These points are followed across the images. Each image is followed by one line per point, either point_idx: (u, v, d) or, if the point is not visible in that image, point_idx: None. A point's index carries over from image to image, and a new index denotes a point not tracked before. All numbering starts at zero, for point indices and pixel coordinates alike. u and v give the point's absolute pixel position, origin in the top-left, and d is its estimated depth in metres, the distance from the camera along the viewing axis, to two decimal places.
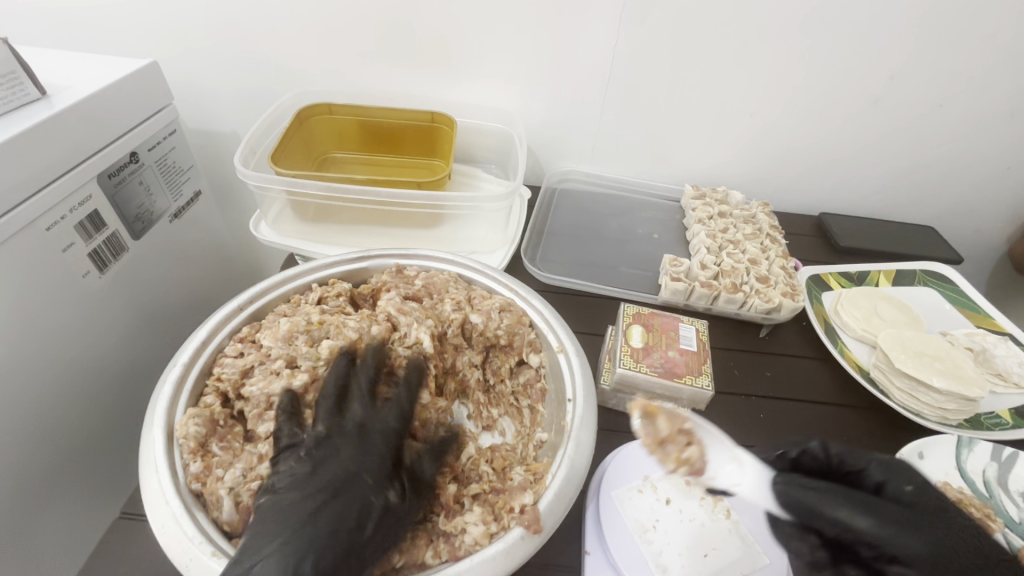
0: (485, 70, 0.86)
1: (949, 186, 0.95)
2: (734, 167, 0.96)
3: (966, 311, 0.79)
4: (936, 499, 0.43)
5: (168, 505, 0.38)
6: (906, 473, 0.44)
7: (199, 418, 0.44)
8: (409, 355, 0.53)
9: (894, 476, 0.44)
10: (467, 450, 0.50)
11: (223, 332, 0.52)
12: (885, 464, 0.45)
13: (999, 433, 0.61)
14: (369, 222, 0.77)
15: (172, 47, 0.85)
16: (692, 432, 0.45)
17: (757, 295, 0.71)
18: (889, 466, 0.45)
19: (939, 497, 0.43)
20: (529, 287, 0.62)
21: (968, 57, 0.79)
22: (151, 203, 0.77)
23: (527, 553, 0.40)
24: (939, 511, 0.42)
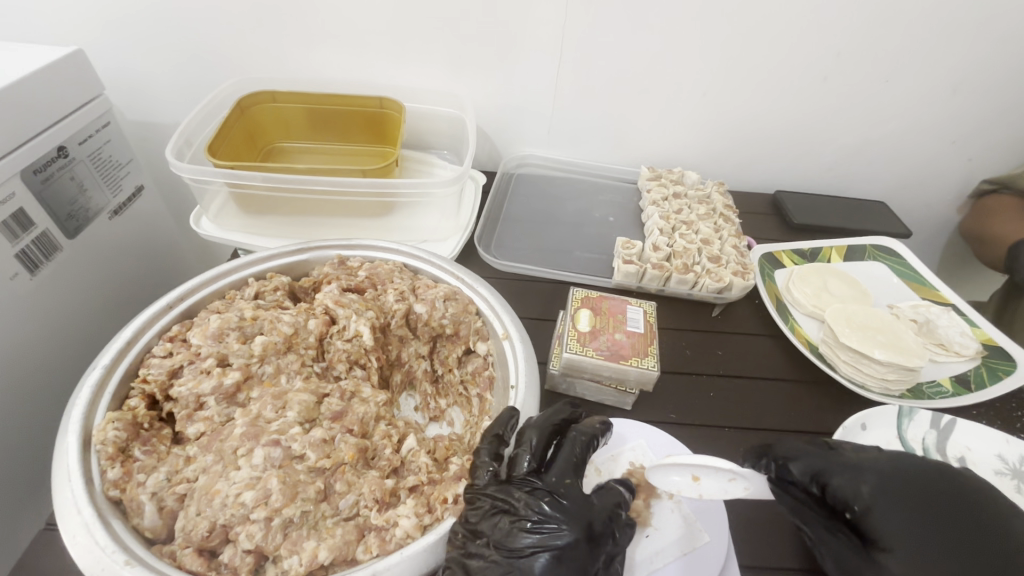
0: (433, 52, 0.84)
1: (898, 162, 0.97)
2: (690, 147, 0.96)
3: (913, 284, 0.81)
4: (895, 515, 0.42)
5: (80, 514, 0.37)
6: (860, 487, 0.43)
7: (120, 422, 0.42)
8: (347, 348, 0.52)
9: (850, 490, 0.43)
10: (407, 442, 0.47)
11: (151, 332, 0.50)
12: (848, 475, 0.44)
13: (939, 401, 0.63)
14: (314, 213, 0.75)
15: (101, 33, 0.81)
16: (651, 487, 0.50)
17: (708, 274, 0.72)
18: (848, 477, 0.44)
19: (893, 511, 0.42)
20: (475, 274, 0.61)
21: (913, 32, 0.79)
22: (86, 199, 0.74)
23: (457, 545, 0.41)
24: (890, 531, 0.41)
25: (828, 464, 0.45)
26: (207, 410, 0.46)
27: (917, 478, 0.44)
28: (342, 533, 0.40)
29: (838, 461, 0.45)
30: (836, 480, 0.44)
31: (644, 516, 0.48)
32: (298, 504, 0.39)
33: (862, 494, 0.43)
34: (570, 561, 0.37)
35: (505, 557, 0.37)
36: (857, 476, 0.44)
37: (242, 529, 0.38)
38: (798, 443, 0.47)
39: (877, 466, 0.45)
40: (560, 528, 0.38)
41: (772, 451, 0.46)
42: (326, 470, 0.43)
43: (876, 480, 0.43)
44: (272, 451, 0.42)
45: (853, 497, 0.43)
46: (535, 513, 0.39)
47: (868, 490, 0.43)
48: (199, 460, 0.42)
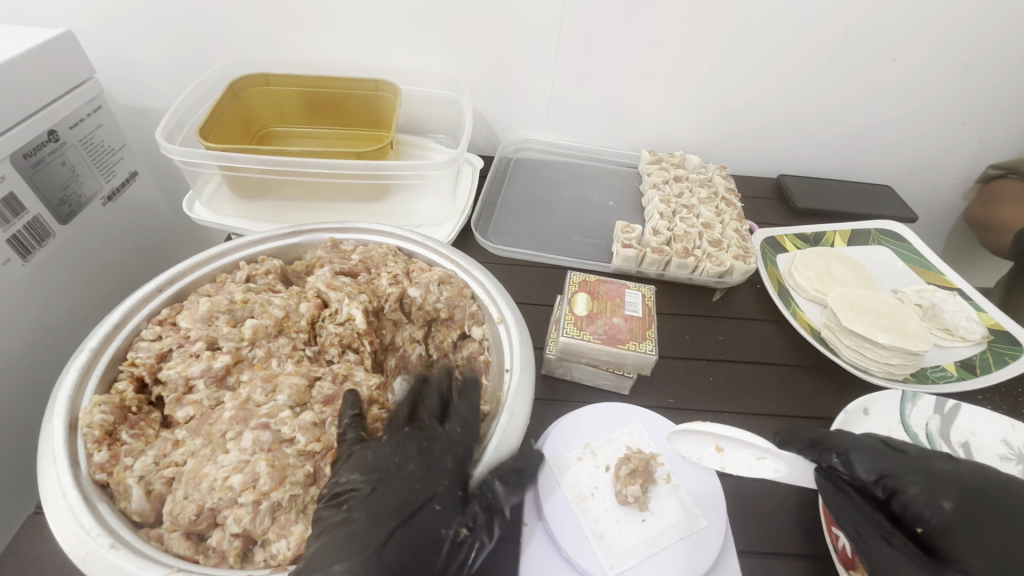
0: (429, 34, 0.82)
1: (905, 145, 0.95)
2: (693, 132, 0.94)
3: (919, 269, 0.79)
4: (974, 533, 0.42)
5: (65, 497, 0.36)
6: (942, 503, 0.43)
7: (107, 405, 0.42)
8: (340, 331, 0.51)
9: (926, 504, 0.43)
10: None
11: (139, 315, 0.49)
12: (926, 485, 0.44)
13: (943, 386, 0.62)
14: (309, 197, 0.74)
15: (91, 15, 0.79)
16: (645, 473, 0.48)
17: (709, 259, 0.70)
18: (927, 488, 0.44)
19: (969, 527, 0.42)
20: (471, 258, 0.60)
21: (922, 9, 0.77)
22: (78, 185, 0.73)
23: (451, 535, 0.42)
24: (968, 548, 0.41)
25: (904, 471, 0.45)
26: (196, 394, 0.45)
27: (1000, 498, 0.43)
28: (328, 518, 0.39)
29: (915, 467, 0.45)
30: (914, 490, 0.44)
31: (642, 501, 0.46)
32: (287, 488, 0.39)
33: (941, 510, 0.43)
34: (418, 474, 0.42)
35: (365, 481, 0.41)
36: (935, 487, 0.44)
37: (229, 512, 0.38)
38: (869, 442, 0.47)
39: (962, 480, 0.44)
40: (422, 441, 0.44)
41: (833, 442, 0.47)
42: (316, 454, 0.42)
43: (954, 494, 0.43)
44: (262, 434, 0.41)
45: (931, 510, 0.43)
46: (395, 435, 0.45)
47: (947, 504, 0.43)
48: (188, 444, 0.41)
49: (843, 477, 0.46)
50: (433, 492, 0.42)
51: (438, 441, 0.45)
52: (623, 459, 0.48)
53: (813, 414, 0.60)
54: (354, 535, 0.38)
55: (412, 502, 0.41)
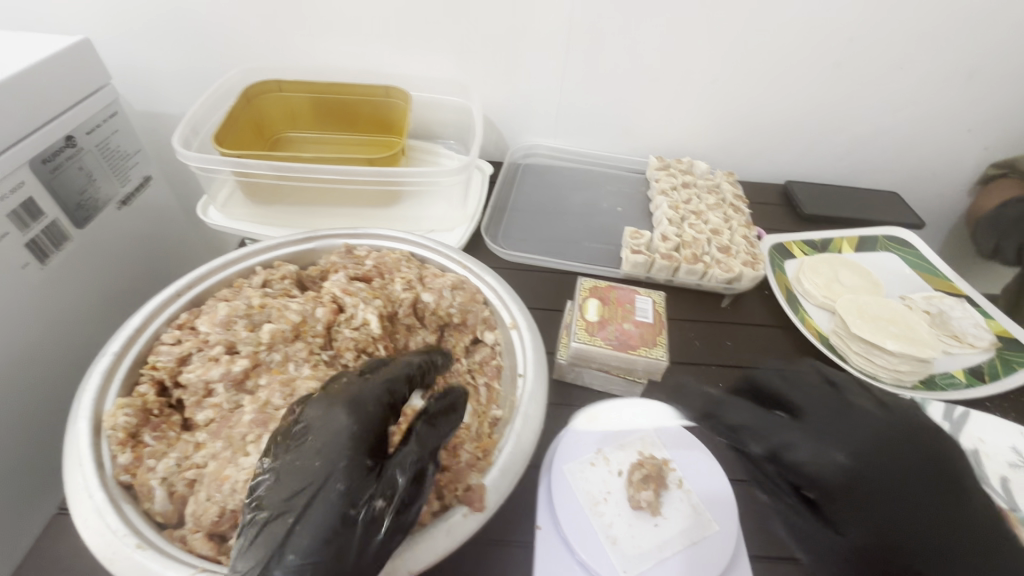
0: (440, 40, 0.83)
1: (912, 151, 0.95)
2: (701, 138, 0.95)
3: (926, 275, 0.80)
4: (863, 497, 0.41)
5: (92, 498, 0.37)
6: (834, 464, 0.42)
7: (130, 408, 0.42)
8: (355, 336, 0.52)
9: (816, 467, 0.42)
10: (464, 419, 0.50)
11: (159, 320, 0.50)
12: (816, 450, 0.42)
13: (952, 392, 0.62)
14: (323, 203, 0.75)
15: (109, 26, 0.81)
16: (657, 479, 0.48)
17: (718, 265, 0.71)
18: (817, 453, 0.42)
19: (857, 489, 0.41)
20: (483, 264, 0.61)
21: (926, 18, 0.78)
22: (95, 189, 0.74)
23: (470, 529, 0.40)
24: (857, 511, 0.41)
25: (796, 438, 0.43)
26: (216, 397, 0.46)
27: (891, 451, 0.42)
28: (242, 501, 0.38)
29: (806, 432, 0.43)
30: (804, 457, 0.42)
31: (655, 506, 0.46)
32: None
33: (832, 473, 0.42)
34: (325, 445, 0.37)
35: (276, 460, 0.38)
36: (827, 452, 0.42)
37: None
38: (759, 413, 0.45)
39: (853, 437, 0.43)
40: (333, 405, 0.39)
41: (727, 418, 0.45)
42: None
43: (848, 455, 0.42)
44: None
45: (823, 474, 0.42)
46: (310, 402, 0.41)
47: (839, 468, 0.41)
48: (210, 446, 0.42)
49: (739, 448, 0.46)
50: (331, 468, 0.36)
51: (343, 409, 0.39)
52: (636, 466, 0.49)
53: None
54: (262, 524, 0.35)
55: (316, 479, 0.36)
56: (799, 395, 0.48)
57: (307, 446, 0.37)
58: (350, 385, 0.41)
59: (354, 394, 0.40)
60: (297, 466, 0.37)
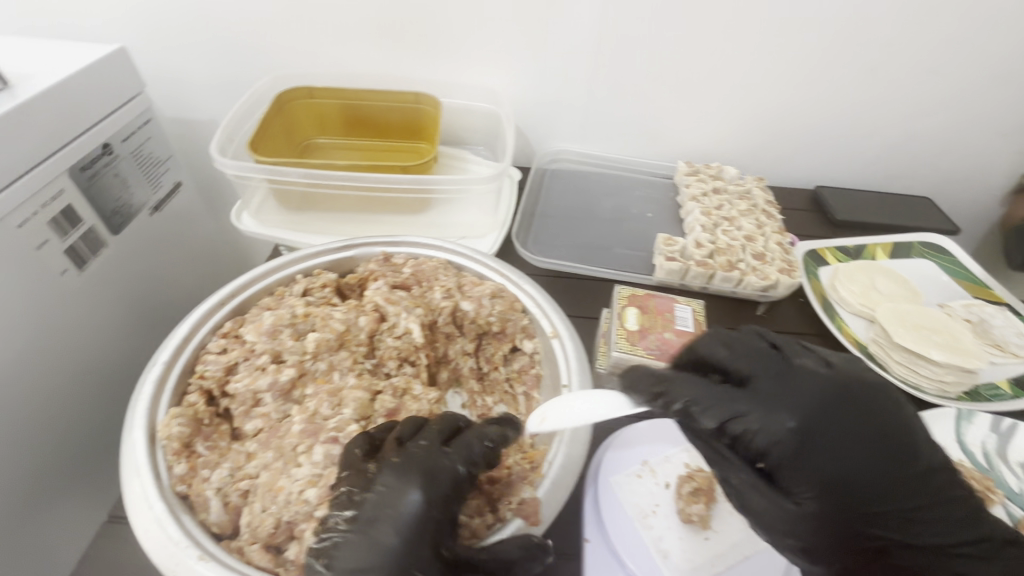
0: (470, 47, 0.83)
1: (945, 155, 0.94)
2: (728, 144, 0.94)
3: (964, 282, 0.78)
4: (813, 460, 0.41)
5: (152, 508, 0.37)
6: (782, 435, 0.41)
7: (183, 417, 0.42)
8: (398, 345, 0.52)
9: (767, 438, 0.41)
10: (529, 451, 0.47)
11: (205, 328, 0.50)
12: (764, 420, 0.41)
13: (998, 403, 0.61)
14: (357, 210, 0.75)
15: (144, 36, 0.82)
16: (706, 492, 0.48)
17: (753, 272, 0.70)
18: (767, 421, 0.41)
19: (803, 455, 0.41)
20: (520, 271, 0.61)
21: (962, 22, 0.77)
22: (129, 195, 0.75)
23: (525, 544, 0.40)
24: (808, 476, 0.41)
25: (741, 408, 0.41)
26: (265, 407, 0.46)
27: (835, 412, 0.41)
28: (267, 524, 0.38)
29: (751, 401, 0.42)
30: (753, 427, 0.41)
31: (705, 519, 0.46)
32: None
33: (779, 442, 0.41)
34: (415, 519, 0.36)
35: (355, 527, 0.36)
36: (776, 420, 0.41)
37: (306, 525, 0.38)
38: (704, 385, 0.43)
39: (797, 399, 0.42)
40: (408, 480, 0.37)
41: (672, 395, 0.42)
42: None
43: (796, 421, 0.41)
44: (332, 448, 0.42)
45: (771, 447, 0.41)
46: (386, 470, 0.38)
47: (788, 432, 0.41)
48: (261, 456, 0.42)
49: (687, 425, 0.43)
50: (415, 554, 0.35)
51: (430, 491, 0.37)
52: (685, 478, 0.48)
53: None
54: None
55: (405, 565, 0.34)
56: (738, 360, 0.45)
57: (398, 519, 0.35)
58: (425, 454, 0.38)
59: (429, 466, 0.38)
60: (380, 538, 0.35)
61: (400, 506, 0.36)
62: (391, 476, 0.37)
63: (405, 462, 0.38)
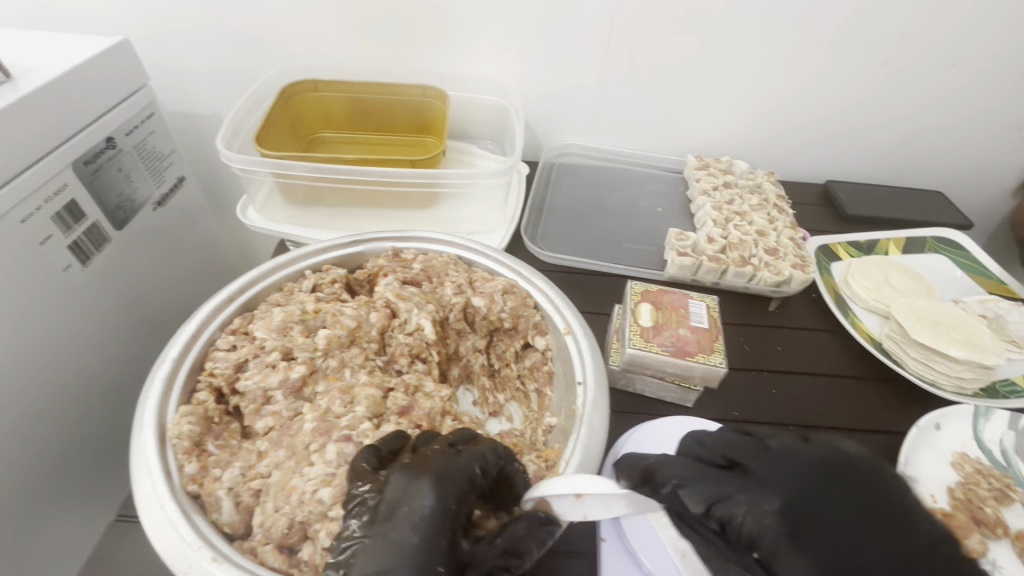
0: (478, 39, 0.82)
1: (958, 149, 0.93)
2: (738, 138, 0.93)
3: (978, 278, 0.78)
4: (807, 544, 0.33)
5: (164, 509, 0.36)
6: (765, 518, 0.35)
7: (193, 416, 0.42)
8: (409, 341, 0.51)
9: (752, 523, 0.35)
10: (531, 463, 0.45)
11: (214, 325, 0.50)
12: (748, 502, 0.36)
13: (1015, 400, 0.60)
14: (364, 204, 0.74)
15: (147, 28, 0.81)
16: None
17: (766, 267, 0.69)
18: (750, 503, 0.36)
19: (804, 550, 0.33)
20: (532, 267, 0.60)
21: (979, 13, 0.76)
22: (132, 191, 0.74)
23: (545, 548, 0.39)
24: (807, 573, 0.33)
25: (724, 488, 0.37)
26: (275, 404, 0.45)
27: (834, 492, 0.35)
28: (281, 526, 0.38)
29: (738, 483, 0.37)
30: (737, 511, 0.36)
31: None
32: None
33: (765, 528, 0.35)
34: (433, 511, 0.34)
35: (371, 528, 0.34)
36: (759, 499, 0.36)
37: (320, 526, 0.38)
38: (686, 462, 0.39)
39: (787, 480, 0.36)
40: (417, 475, 0.36)
41: (661, 473, 0.38)
42: None
43: (781, 500, 0.35)
44: (345, 446, 0.41)
45: (756, 533, 0.35)
46: (394, 473, 0.36)
47: (773, 514, 0.35)
48: (272, 455, 0.42)
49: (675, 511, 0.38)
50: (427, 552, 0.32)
51: (439, 488, 0.35)
52: None
53: (883, 428, 0.58)
54: None
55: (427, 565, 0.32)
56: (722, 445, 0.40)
57: (417, 509, 0.34)
58: (440, 457, 0.37)
59: (445, 466, 0.36)
60: (387, 543, 0.32)
61: (416, 502, 0.34)
62: (402, 477, 0.36)
63: (415, 463, 0.37)
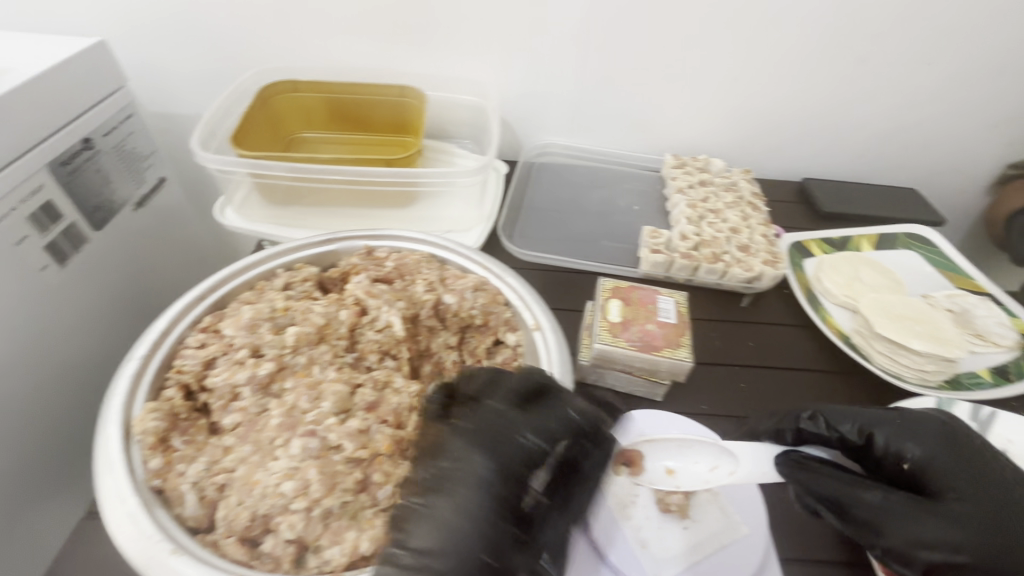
0: (456, 39, 0.82)
1: (933, 148, 0.94)
2: (715, 136, 0.94)
3: (949, 274, 0.79)
4: (950, 474, 0.45)
5: (126, 503, 0.37)
6: (914, 445, 0.46)
7: (158, 412, 0.42)
8: (379, 338, 0.51)
9: (904, 448, 0.47)
10: None
11: (184, 323, 0.50)
12: (903, 437, 0.47)
13: (978, 392, 0.62)
14: (341, 204, 0.75)
15: (126, 29, 0.81)
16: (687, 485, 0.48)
17: (738, 264, 0.70)
18: (901, 436, 0.47)
19: (943, 475, 0.45)
20: (504, 264, 0.61)
21: (947, 13, 0.77)
22: (111, 191, 0.74)
23: None
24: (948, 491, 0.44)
25: (880, 422, 0.48)
26: (243, 401, 0.45)
27: (967, 447, 0.46)
28: (242, 520, 0.38)
29: (892, 420, 0.48)
30: (886, 440, 0.47)
31: (684, 508, 0.46)
32: (338, 495, 0.39)
33: (915, 451, 0.46)
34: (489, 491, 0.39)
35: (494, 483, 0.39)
36: (914, 431, 0.47)
37: (282, 518, 0.38)
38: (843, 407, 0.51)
39: (930, 428, 0.47)
40: (470, 449, 0.41)
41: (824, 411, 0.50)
42: (363, 461, 0.42)
43: (933, 434, 0.47)
44: (309, 441, 0.41)
45: (905, 451, 0.46)
46: (456, 435, 0.42)
47: (927, 444, 0.46)
48: (238, 450, 0.42)
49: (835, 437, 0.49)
50: (483, 534, 0.37)
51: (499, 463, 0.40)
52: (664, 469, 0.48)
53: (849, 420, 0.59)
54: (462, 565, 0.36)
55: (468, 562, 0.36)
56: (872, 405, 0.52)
57: (489, 485, 0.39)
58: (491, 425, 0.42)
59: (495, 438, 0.41)
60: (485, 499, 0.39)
61: (473, 476, 0.39)
62: (484, 449, 0.40)
63: (505, 427, 0.42)
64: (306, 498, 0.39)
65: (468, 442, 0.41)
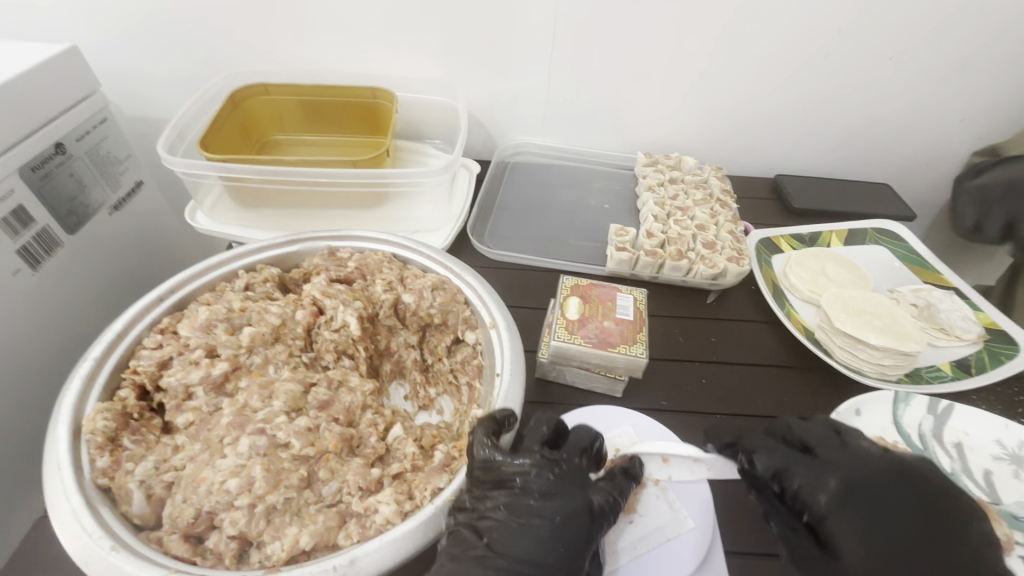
0: (426, 40, 0.83)
1: (904, 143, 0.94)
2: (687, 133, 0.95)
3: (916, 268, 0.79)
4: (854, 519, 0.43)
5: (68, 501, 0.38)
6: (823, 488, 0.45)
7: (109, 412, 0.43)
8: (335, 338, 0.52)
9: (813, 491, 0.45)
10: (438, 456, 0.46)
11: (143, 324, 0.51)
12: (810, 479, 0.45)
13: (937, 386, 0.62)
14: (309, 205, 0.75)
15: (99, 34, 0.82)
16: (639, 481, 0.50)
17: (702, 261, 0.71)
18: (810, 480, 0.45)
19: (849, 521, 0.43)
20: (464, 263, 0.61)
21: (915, 9, 0.77)
22: (85, 195, 0.75)
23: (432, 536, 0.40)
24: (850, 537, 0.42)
25: (794, 465, 0.47)
26: (196, 400, 0.46)
27: (881, 488, 0.44)
28: (187, 516, 0.39)
29: (805, 463, 0.47)
30: (798, 483, 0.46)
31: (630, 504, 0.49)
32: (281, 491, 0.40)
33: (825, 495, 0.44)
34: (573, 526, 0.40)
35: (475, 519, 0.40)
36: (822, 478, 0.45)
37: (226, 515, 0.39)
38: (768, 439, 0.49)
39: (845, 468, 0.45)
40: (555, 488, 0.42)
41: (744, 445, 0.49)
42: (310, 458, 0.43)
43: (841, 481, 0.45)
44: (258, 439, 0.42)
45: (814, 494, 0.45)
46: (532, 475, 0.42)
47: (833, 493, 0.44)
48: (188, 449, 0.43)
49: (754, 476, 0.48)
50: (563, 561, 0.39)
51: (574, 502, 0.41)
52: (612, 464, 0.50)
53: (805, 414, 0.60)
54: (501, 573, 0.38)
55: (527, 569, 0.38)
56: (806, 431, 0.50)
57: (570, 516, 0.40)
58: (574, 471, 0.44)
59: (574, 482, 0.43)
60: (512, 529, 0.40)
61: (551, 513, 0.40)
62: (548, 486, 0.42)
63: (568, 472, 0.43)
64: (250, 495, 0.39)
65: (501, 480, 0.41)
